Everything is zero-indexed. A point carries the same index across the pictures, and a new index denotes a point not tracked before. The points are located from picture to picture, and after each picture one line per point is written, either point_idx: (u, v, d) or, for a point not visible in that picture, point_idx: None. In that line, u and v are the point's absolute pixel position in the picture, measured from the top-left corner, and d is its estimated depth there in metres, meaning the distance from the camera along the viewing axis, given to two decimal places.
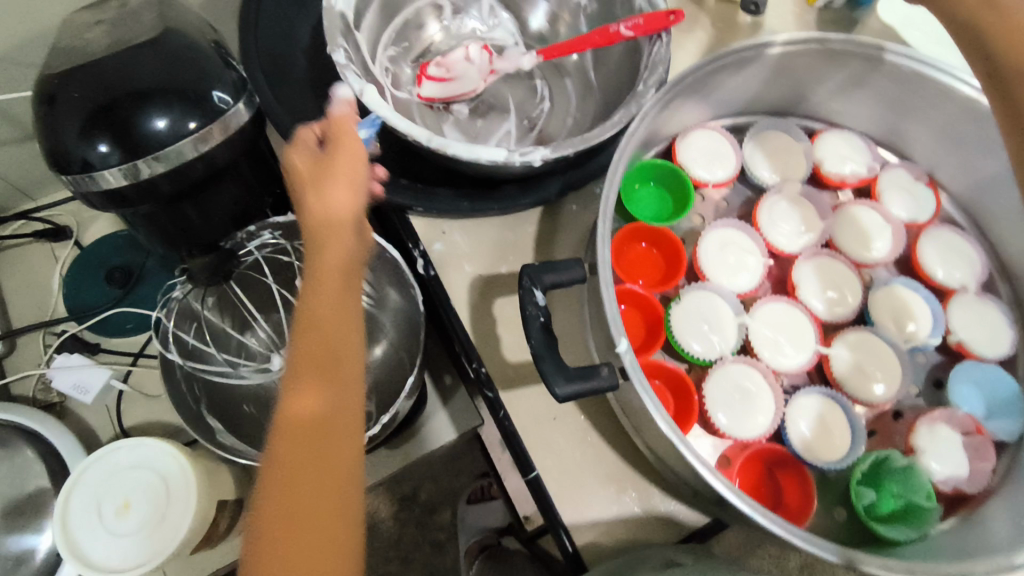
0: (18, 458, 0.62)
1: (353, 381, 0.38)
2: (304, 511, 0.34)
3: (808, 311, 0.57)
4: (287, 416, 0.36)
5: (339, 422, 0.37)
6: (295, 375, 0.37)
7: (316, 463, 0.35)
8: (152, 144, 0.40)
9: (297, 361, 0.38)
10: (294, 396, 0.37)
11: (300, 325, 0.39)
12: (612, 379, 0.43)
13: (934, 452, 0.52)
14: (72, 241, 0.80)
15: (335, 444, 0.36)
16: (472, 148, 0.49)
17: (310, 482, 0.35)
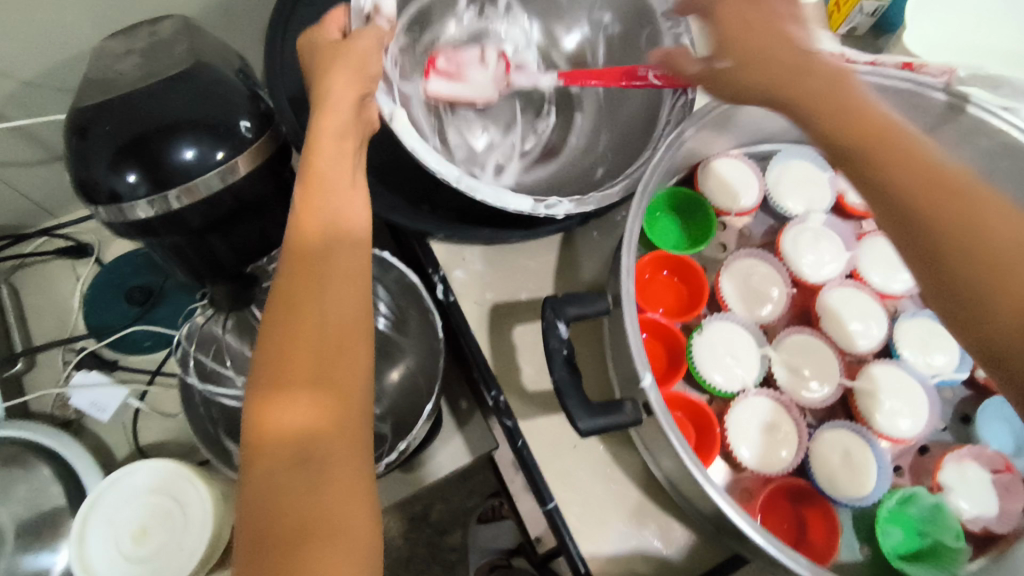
0: (36, 476, 0.62)
1: (350, 295, 0.39)
2: (300, 423, 0.35)
3: (834, 343, 0.56)
4: (276, 333, 0.37)
5: (339, 339, 0.37)
6: (282, 294, 0.38)
7: (312, 378, 0.36)
8: (181, 176, 0.40)
9: (282, 283, 0.38)
10: (284, 317, 0.37)
11: (284, 315, 0.37)
12: (636, 416, 0.42)
13: (963, 490, 0.51)
14: (93, 259, 0.81)
15: (333, 360, 0.37)
16: (500, 195, 0.50)
17: (305, 400, 0.35)
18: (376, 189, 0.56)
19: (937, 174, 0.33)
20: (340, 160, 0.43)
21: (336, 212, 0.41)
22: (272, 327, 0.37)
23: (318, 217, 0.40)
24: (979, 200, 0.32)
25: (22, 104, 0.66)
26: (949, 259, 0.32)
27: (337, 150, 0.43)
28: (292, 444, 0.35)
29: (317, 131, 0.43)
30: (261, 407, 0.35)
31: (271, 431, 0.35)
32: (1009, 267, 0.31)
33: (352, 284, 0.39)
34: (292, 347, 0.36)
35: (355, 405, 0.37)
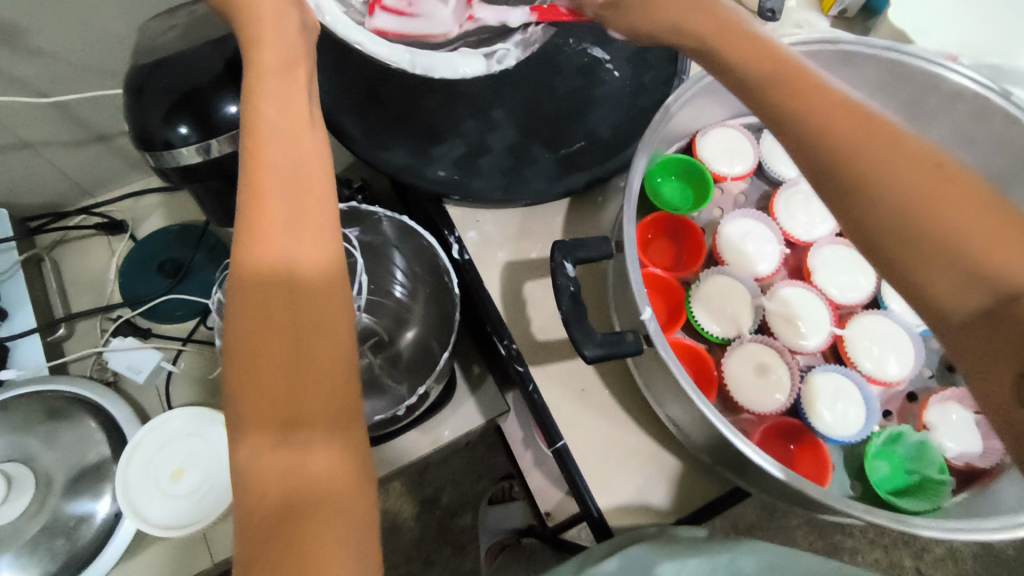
0: (81, 428, 0.67)
1: (322, 306, 0.34)
2: (288, 459, 0.31)
3: (824, 296, 0.60)
4: (244, 367, 0.32)
5: (316, 354, 0.33)
6: (244, 320, 0.33)
7: (295, 407, 0.32)
8: (226, 127, 0.46)
9: (245, 305, 0.33)
10: (249, 343, 0.33)
11: (248, 329, 0.33)
12: (637, 345, 0.46)
13: (947, 430, 0.55)
14: (128, 235, 0.86)
15: (313, 382, 0.33)
16: (454, 64, 0.62)
17: (290, 433, 0.31)
18: (395, 149, 0.60)
19: (858, 126, 0.35)
20: (293, 146, 0.36)
21: (296, 213, 0.35)
22: (240, 359, 0.33)
23: (273, 222, 0.34)
24: (894, 135, 0.35)
25: (66, 82, 0.71)
26: (896, 216, 0.33)
27: (288, 130, 0.36)
28: (285, 485, 0.31)
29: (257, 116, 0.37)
30: (243, 448, 0.31)
31: (257, 473, 0.31)
32: (920, 197, 0.33)
33: (324, 292, 0.35)
34: (263, 379, 0.32)
35: (347, 425, 0.33)
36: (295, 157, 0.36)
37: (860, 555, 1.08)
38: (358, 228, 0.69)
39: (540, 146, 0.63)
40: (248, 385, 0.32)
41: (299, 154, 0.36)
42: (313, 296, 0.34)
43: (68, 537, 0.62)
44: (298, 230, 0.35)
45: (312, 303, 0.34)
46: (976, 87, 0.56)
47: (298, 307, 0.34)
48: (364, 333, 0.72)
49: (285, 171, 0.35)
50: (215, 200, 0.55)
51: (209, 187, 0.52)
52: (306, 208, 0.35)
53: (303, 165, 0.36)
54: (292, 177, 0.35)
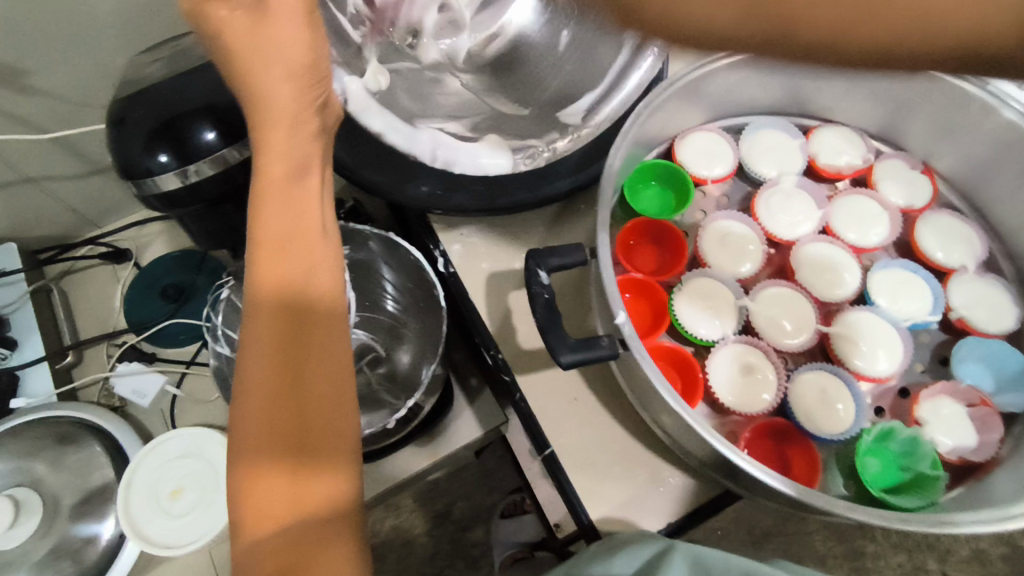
0: (87, 451, 0.69)
1: (328, 366, 0.36)
2: (291, 510, 0.33)
3: (809, 294, 0.60)
4: (251, 421, 0.34)
5: (321, 408, 0.35)
6: (252, 375, 0.34)
7: (300, 461, 0.33)
8: (203, 153, 0.48)
9: (255, 362, 0.34)
10: (257, 398, 0.34)
11: (252, 385, 0.34)
12: (612, 349, 0.46)
13: (939, 424, 0.54)
14: (131, 262, 0.88)
15: (317, 436, 0.34)
16: (480, 164, 0.61)
17: (295, 484, 0.33)
18: None
19: None
20: (301, 207, 0.37)
21: (305, 273, 0.36)
22: (245, 410, 0.34)
23: (280, 283, 0.35)
24: None
25: (65, 116, 0.74)
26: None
27: (297, 194, 0.37)
28: (286, 533, 0.32)
29: (265, 174, 0.36)
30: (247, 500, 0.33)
31: (263, 522, 0.33)
32: None
33: (330, 353, 0.36)
34: (269, 432, 0.33)
35: (349, 476, 0.35)
36: (304, 220, 0.36)
37: (883, 560, 1.05)
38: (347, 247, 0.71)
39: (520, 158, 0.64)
40: (251, 439, 0.34)
41: (307, 217, 0.37)
42: (320, 356, 0.35)
43: (75, 557, 0.64)
44: (303, 293, 0.36)
45: (317, 361, 0.35)
46: (943, 77, 0.57)
47: (303, 367, 0.35)
48: (361, 350, 0.74)
49: (294, 234, 0.36)
50: (199, 222, 0.58)
51: (193, 211, 0.54)
52: (312, 271, 0.36)
53: (306, 228, 0.36)
54: (295, 241, 0.36)
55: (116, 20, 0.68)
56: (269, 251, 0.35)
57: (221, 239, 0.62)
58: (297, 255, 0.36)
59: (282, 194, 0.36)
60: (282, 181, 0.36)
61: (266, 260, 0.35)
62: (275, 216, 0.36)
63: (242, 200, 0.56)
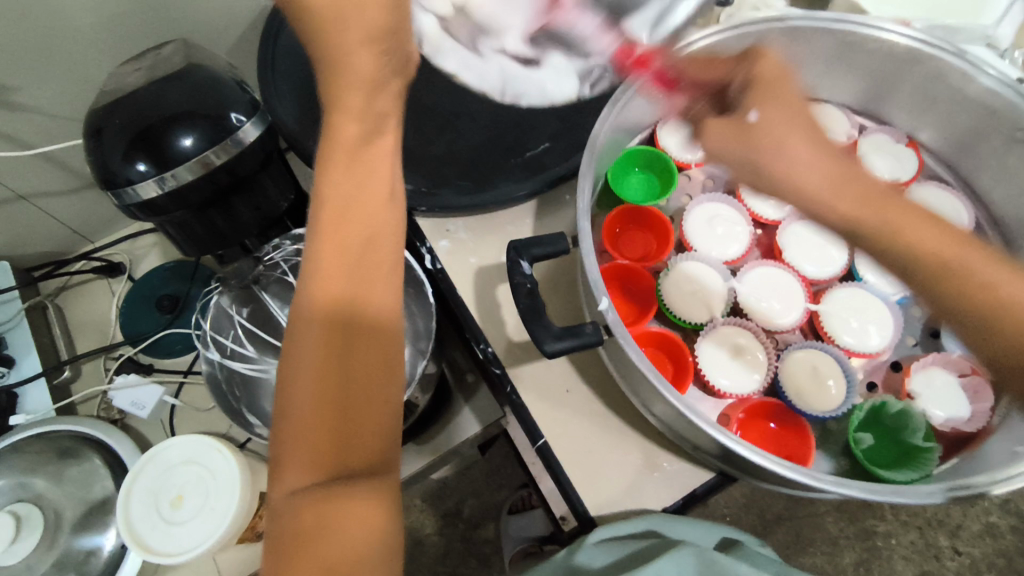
0: (87, 464, 0.69)
1: (379, 344, 0.36)
2: (328, 479, 0.34)
3: (798, 274, 0.60)
4: (298, 391, 0.34)
5: (369, 380, 0.35)
6: (306, 346, 0.35)
7: (343, 433, 0.34)
8: (179, 158, 0.48)
9: (308, 335, 0.35)
10: (307, 370, 0.34)
11: (303, 351, 0.35)
12: (597, 336, 0.47)
13: (932, 396, 0.54)
14: (126, 276, 0.89)
15: (360, 411, 0.35)
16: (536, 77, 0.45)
17: (337, 456, 0.34)
18: None
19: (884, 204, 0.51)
20: (366, 176, 0.37)
21: (364, 249, 0.36)
22: (293, 378, 0.35)
23: (338, 256, 0.36)
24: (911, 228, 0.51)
25: (49, 132, 0.74)
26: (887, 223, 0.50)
27: (363, 167, 0.37)
28: (318, 505, 0.33)
29: (336, 142, 0.36)
30: (287, 470, 0.34)
31: (299, 489, 0.33)
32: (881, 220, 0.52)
33: (384, 325, 0.36)
34: (317, 401, 0.34)
35: (382, 450, 0.36)
36: (368, 194, 0.37)
37: (894, 538, 1.04)
38: None
39: (503, 151, 0.63)
40: (296, 407, 0.34)
41: (371, 191, 0.37)
42: (375, 326, 0.36)
43: (78, 569, 0.65)
44: (361, 270, 0.36)
45: (370, 332, 0.36)
46: (922, 48, 0.56)
47: (353, 338, 0.35)
48: None
49: (357, 208, 0.36)
50: (183, 230, 0.58)
51: (176, 218, 0.55)
52: (373, 239, 0.37)
53: (369, 197, 0.37)
54: (356, 211, 0.36)
55: (95, 35, 0.68)
56: (334, 223, 0.36)
57: (208, 248, 0.62)
58: (360, 223, 0.36)
59: (349, 166, 0.36)
60: (355, 149, 0.36)
61: (329, 232, 0.36)
62: (341, 189, 0.36)
63: (224, 205, 0.57)
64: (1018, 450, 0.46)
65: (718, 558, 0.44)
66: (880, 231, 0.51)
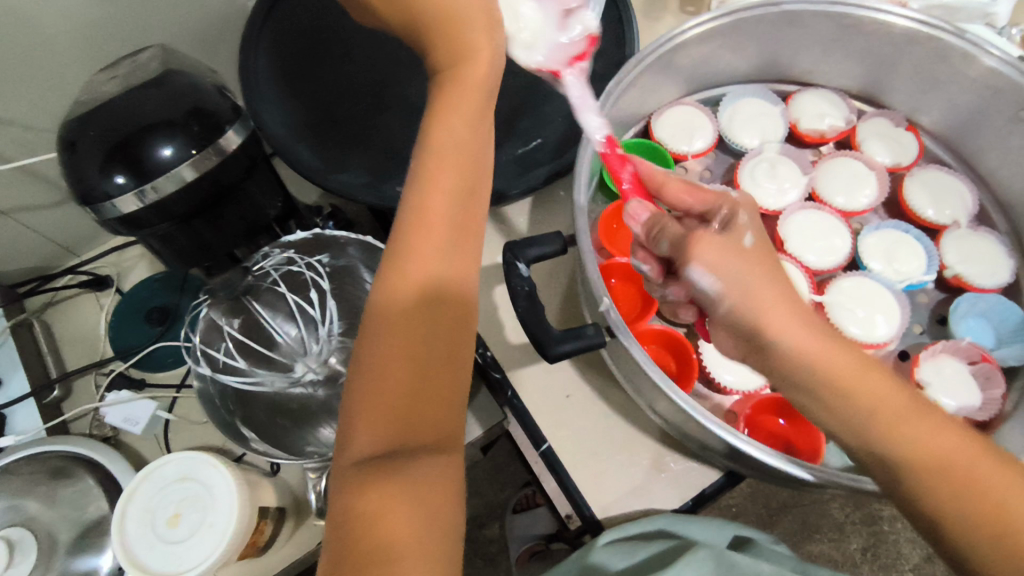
0: (81, 485, 0.68)
1: (461, 302, 0.37)
2: (404, 437, 0.34)
3: (800, 263, 0.58)
4: (386, 340, 0.35)
5: (449, 341, 0.36)
6: (398, 294, 0.36)
7: (422, 386, 0.35)
8: (158, 169, 0.47)
9: (401, 285, 0.36)
10: (396, 315, 0.36)
11: (392, 298, 0.36)
12: (600, 336, 0.45)
13: (942, 386, 0.52)
14: (113, 289, 0.87)
15: (439, 370, 0.36)
16: None
17: (412, 409, 0.34)
18: (324, 152, 0.58)
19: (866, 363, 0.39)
20: (469, 133, 0.38)
21: (463, 209, 0.38)
22: (385, 328, 0.35)
23: (445, 212, 0.37)
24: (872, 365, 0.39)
25: (26, 146, 0.71)
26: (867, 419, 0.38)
27: (473, 121, 0.38)
28: (387, 462, 0.33)
29: (449, 96, 0.39)
30: (359, 423, 0.34)
31: (371, 449, 0.33)
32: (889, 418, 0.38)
33: (467, 287, 0.38)
34: (405, 356, 0.35)
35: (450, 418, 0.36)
36: (469, 152, 0.38)
37: (900, 522, 1.03)
38: (326, 255, 0.63)
39: (495, 148, 0.61)
40: (376, 357, 0.35)
41: (475, 154, 0.39)
42: (460, 286, 0.37)
43: None
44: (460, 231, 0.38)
45: (456, 291, 0.37)
46: (922, 28, 0.54)
47: (439, 292, 0.36)
48: None
49: (462, 165, 0.38)
50: (167, 243, 0.57)
51: (159, 232, 0.53)
52: (467, 189, 0.38)
53: (468, 151, 0.38)
54: (455, 163, 0.38)
55: (70, 43, 0.65)
56: (442, 177, 0.37)
57: (195, 260, 0.60)
58: (458, 175, 0.38)
59: (459, 120, 0.38)
60: (464, 101, 0.38)
61: (436, 181, 0.37)
62: (448, 141, 0.38)
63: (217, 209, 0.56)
64: None
65: (739, 560, 0.41)
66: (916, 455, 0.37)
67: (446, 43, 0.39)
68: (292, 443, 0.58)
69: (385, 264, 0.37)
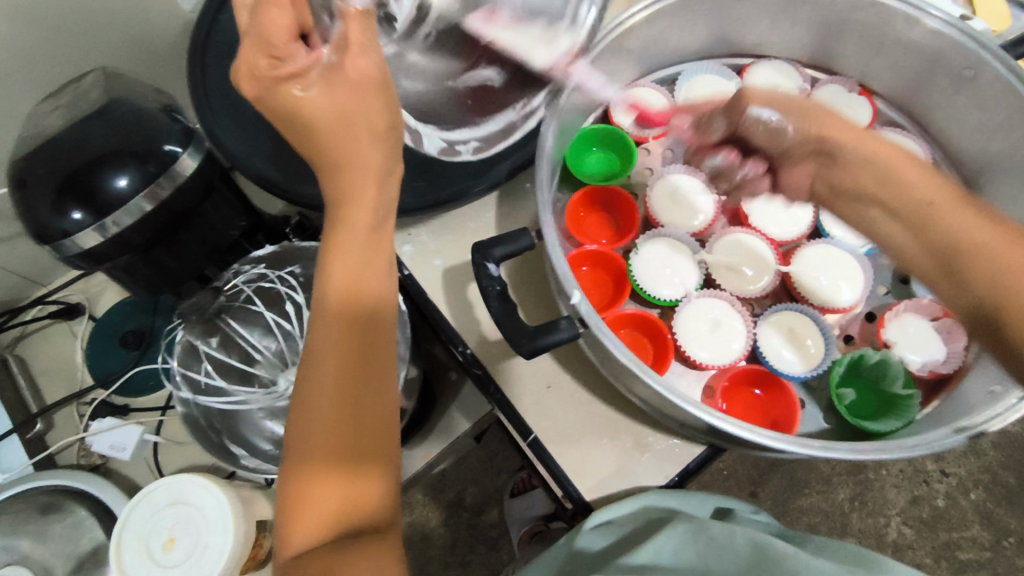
0: (73, 517, 0.68)
1: (379, 386, 0.39)
2: (339, 529, 0.36)
3: (765, 237, 0.60)
4: (311, 434, 0.37)
5: (374, 427, 0.38)
6: (319, 391, 0.38)
7: (351, 470, 0.37)
8: (112, 202, 0.46)
9: (318, 387, 0.38)
10: (320, 410, 0.37)
11: (308, 396, 0.38)
12: (572, 329, 0.45)
13: (906, 343, 0.54)
14: (85, 315, 0.86)
15: (367, 454, 0.38)
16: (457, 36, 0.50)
17: (347, 491, 0.37)
18: (283, 164, 0.57)
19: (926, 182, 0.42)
20: (374, 246, 0.41)
21: (371, 307, 0.40)
22: (308, 437, 0.37)
23: (356, 308, 0.39)
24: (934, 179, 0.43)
25: None
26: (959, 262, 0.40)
27: (372, 238, 0.40)
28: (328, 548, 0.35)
29: (348, 220, 0.40)
30: (298, 511, 0.36)
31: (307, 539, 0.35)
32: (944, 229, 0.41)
33: (385, 374, 0.40)
34: (334, 443, 0.37)
35: (384, 493, 0.38)
36: (376, 261, 0.41)
37: (884, 469, 1.07)
38: (299, 265, 0.63)
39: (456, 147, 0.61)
40: (307, 450, 0.37)
41: (377, 263, 0.41)
42: (378, 377, 0.39)
43: None
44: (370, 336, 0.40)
45: (375, 380, 0.39)
46: None
47: (355, 385, 0.38)
48: None
49: (366, 272, 0.40)
50: (130, 272, 0.56)
51: (122, 263, 0.53)
52: (370, 288, 0.40)
53: (370, 262, 0.40)
54: (358, 272, 0.40)
55: (9, 71, 0.63)
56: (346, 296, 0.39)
57: (161, 284, 0.61)
58: (366, 281, 0.40)
59: (361, 240, 0.40)
60: (367, 222, 0.40)
61: (343, 290, 0.39)
62: (349, 255, 0.39)
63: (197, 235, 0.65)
64: (994, 390, 0.47)
65: (716, 532, 0.41)
66: (963, 247, 0.40)
67: (338, 180, 0.40)
68: (278, 455, 0.58)
69: (304, 362, 0.39)
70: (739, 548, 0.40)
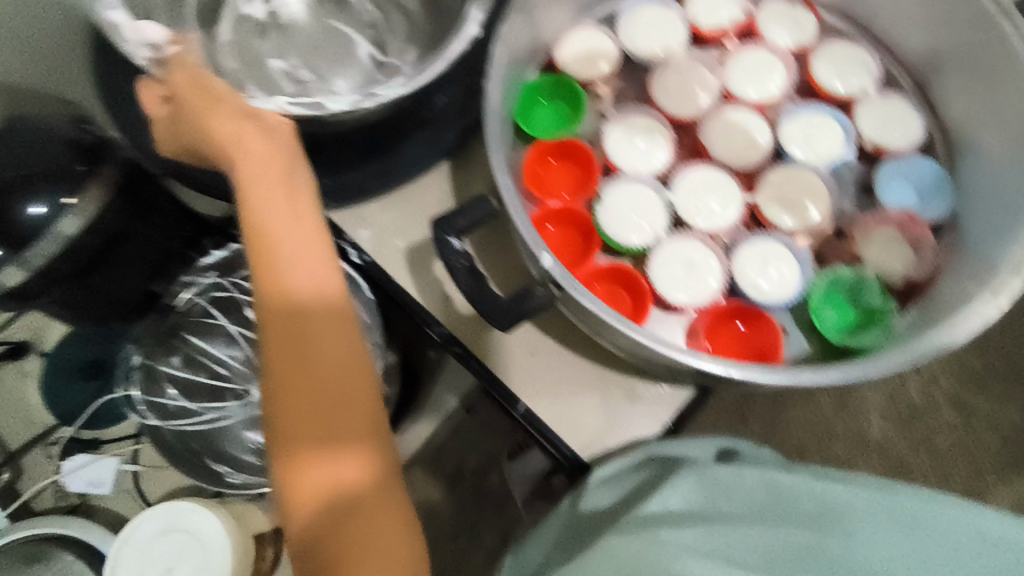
0: (61, 562, 0.65)
1: (338, 351, 0.42)
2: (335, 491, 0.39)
3: (727, 168, 0.58)
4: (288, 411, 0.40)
5: (346, 392, 0.41)
6: (283, 375, 0.41)
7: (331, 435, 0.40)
8: (34, 233, 0.50)
9: (283, 371, 0.41)
10: (287, 389, 0.40)
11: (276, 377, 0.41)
12: (548, 298, 0.45)
13: (878, 256, 0.55)
14: (33, 352, 0.79)
15: (345, 420, 0.41)
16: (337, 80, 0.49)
17: (337, 454, 0.40)
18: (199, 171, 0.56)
19: None
20: (298, 226, 0.44)
21: (312, 283, 0.43)
22: (287, 416, 0.40)
23: (299, 288, 0.42)
24: None
25: None
26: None
27: (294, 221, 0.44)
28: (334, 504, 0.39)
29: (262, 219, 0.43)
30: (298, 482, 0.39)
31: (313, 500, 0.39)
32: None
33: (340, 343, 0.42)
34: (313, 414, 0.40)
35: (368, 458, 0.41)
36: (305, 242, 0.44)
37: None
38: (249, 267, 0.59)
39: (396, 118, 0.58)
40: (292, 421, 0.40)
41: (305, 242, 0.44)
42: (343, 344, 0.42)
43: None
44: (333, 322, 0.42)
45: (338, 347, 0.42)
46: None
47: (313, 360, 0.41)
48: None
49: (296, 255, 0.43)
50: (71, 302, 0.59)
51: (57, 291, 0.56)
52: (303, 267, 0.43)
53: (301, 244, 0.43)
54: (289, 260, 0.43)
55: None
56: (287, 292, 0.42)
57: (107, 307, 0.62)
58: (295, 265, 0.43)
59: (285, 225, 0.43)
60: (279, 211, 0.43)
61: (273, 281, 0.42)
62: (274, 247, 0.43)
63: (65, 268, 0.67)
64: (969, 290, 0.48)
65: (721, 476, 0.41)
66: None
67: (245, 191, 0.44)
68: None
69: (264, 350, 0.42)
70: (749, 488, 0.40)
